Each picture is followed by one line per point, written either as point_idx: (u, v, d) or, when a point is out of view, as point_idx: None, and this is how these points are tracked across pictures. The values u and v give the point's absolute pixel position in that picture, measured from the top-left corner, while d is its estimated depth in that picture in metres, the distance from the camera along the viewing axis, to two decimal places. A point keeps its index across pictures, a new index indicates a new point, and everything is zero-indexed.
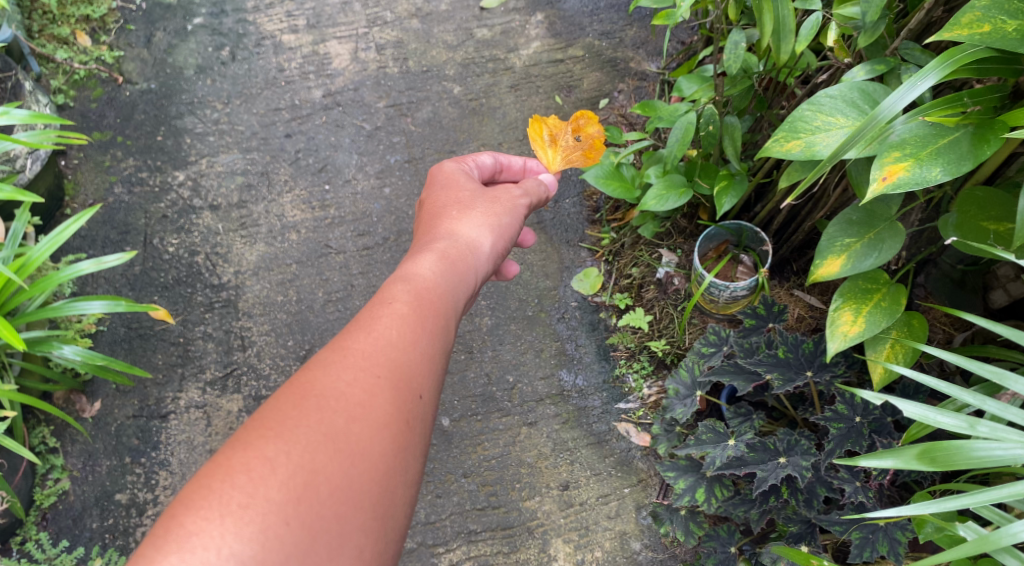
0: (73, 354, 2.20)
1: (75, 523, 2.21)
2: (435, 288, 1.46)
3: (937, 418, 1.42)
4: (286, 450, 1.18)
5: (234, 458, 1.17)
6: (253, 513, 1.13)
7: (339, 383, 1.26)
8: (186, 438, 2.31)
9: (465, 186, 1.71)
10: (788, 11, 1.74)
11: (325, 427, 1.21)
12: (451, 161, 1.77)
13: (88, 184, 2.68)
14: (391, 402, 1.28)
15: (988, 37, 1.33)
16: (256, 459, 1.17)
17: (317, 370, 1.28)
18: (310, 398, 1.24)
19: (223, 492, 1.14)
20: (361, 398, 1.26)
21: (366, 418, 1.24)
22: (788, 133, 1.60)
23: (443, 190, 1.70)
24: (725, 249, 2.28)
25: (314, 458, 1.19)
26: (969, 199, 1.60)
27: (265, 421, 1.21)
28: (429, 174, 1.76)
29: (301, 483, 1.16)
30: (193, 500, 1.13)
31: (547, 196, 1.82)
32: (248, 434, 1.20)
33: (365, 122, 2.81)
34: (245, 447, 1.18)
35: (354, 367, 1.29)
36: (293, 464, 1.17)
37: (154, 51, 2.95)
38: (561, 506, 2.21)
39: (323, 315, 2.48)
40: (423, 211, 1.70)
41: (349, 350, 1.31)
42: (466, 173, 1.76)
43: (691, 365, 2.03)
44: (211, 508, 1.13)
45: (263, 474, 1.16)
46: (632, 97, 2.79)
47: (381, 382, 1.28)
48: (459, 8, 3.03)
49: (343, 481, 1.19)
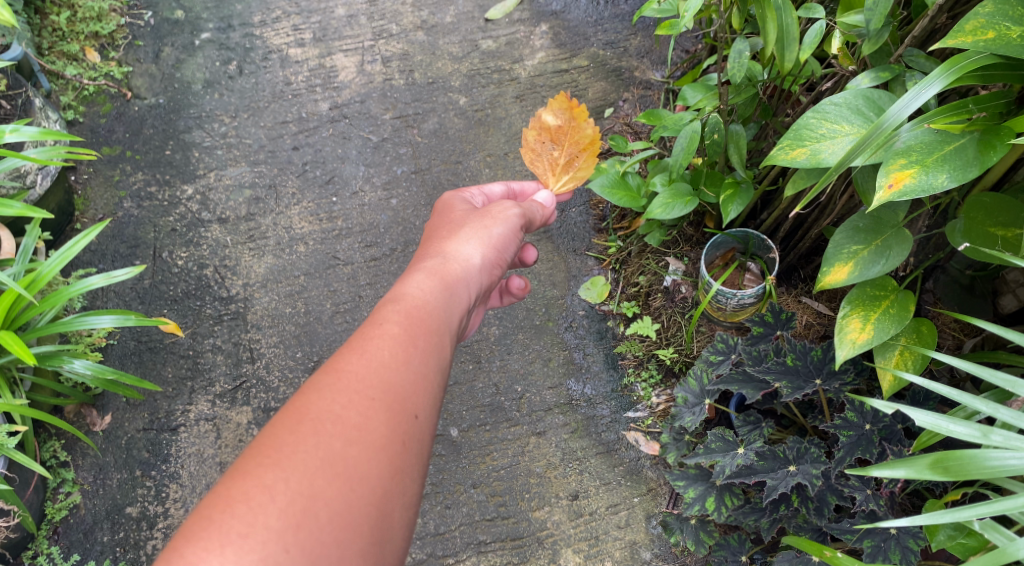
0: (84, 368, 2.21)
1: (85, 536, 2.22)
2: (426, 305, 1.45)
3: (949, 426, 1.41)
4: (283, 477, 1.19)
5: (232, 488, 1.17)
6: (253, 542, 1.14)
7: (333, 406, 1.26)
8: (197, 450, 2.32)
9: (460, 210, 1.75)
10: (792, 20, 1.74)
11: (322, 451, 1.22)
12: (453, 191, 1.82)
13: (98, 199, 2.70)
14: (386, 424, 1.27)
15: (992, 44, 1.33)
16: (254, 487, 1.17)
17: (310, 394, 1.28)
18: (305, 422, 1.24)
19: (223, 522, 1.15)
20: (356, 421, 1.26)
21: (362, 441, 1.25)
22: (793, 141, 1.59)
23: (441, 216, 1.74)
24: (732, 257, 2.29)
25: (312, 483, 1.19)
26: (976, 205, 1.60)
27: (261, 448, 1.22)
28: (430, 206, 1.81)
29: (299, 509, 1.17)
30: (193, 533, 1.14)
31: (542, 217, 1.83)
32: (246, 462, 1.20)
33: (371, 134, 2.82)
34: (242, 476, 1.18)
35: (348, 390, 1.29)
36: (292, 491, 1.18)
37: (163, 66, 2.98)
38: (571, 516, 2.20)
39: (331, 326, 2.49)
40: (423, 236, 1.72)
41: (341, 373, 1.30)
42: (465, 199, 1.80)
43: (700, 373, 2.03)
44: (211, 539, 1.14)
45: (262, 502, 1.17)
46: (637, 106, 2.80)
47: (375, 404, 1.28)
48: (464, 20, 3.04)
49: (340, 505, 1.19)
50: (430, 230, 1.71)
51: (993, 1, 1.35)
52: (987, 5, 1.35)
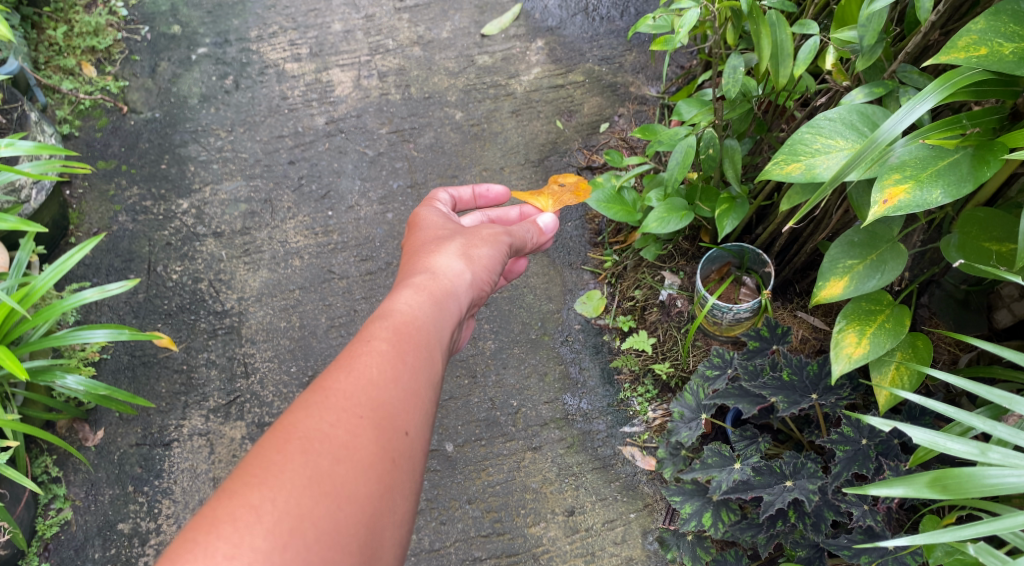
0: (76, 384, 2.19)
1: (76, 553, 2.20)
2: (415, 321, 1.45)
3: (946, 444, 1.40)
4: (271, 497, 1.17)
5: (218, 509, 1.16)
6: (241, 563, 1.12)
7: (321, 425, 1.25)
8: (190, 466, 2.31)
9: (443, 226, 1.74)
10: (786, 35, 1.76)
11: (310, 470, 1.21)
12: (424, 206, 1.82)
13: (93, 213, 2.70)
14: (375, 442, 1.27)
15: (985, 60, 1.34)
16: (241, 508, 1.16)
17: (298, 412, 1.27)
18: (293, 441, 1.23)
19: (210, 543, 1.13)
20: (344, 439, 1.25)
21: (350, 459, 1.24)
22: (788, 156, 1.60)
23: (424, 230, 1.73)
24: (728, 271, 2.28)
25: (300, 503, 1.18)
26: (970, 220, 1.61)
27: (248, 468, 1.20)
28: (408, 220, 1.80)
29: (288, 529, 1.16)
30: (178, 554, 1.12)
31: (534, 241, 1.84)
32: (233, 482, 1.19)
33: (367, 148, 2.83)
34: (228, 497, 1.17)
35: (337, 408, 1.28)
36: (279, 511, 1.17)
37: (159, 81, 2.98)
38: (567, 532, 2.19)
39: (326, 340, 2.48)
40: (406, 251, 1.71)
41: (330, 392, 1.29)
42: (443, 215, 1.79)
43: (695, 389, 2.02)
44: (197, 561, 1.12)
45: (250, 522, 1.15)
46: (633, 121, 2.81)
47: (363, 422, 1.28)
48: (460, 36, 3.06)
49: (329, 525, 1.18)
50: (414, 244, 1.70)
51: (985, 18, 1.36)
52: (980, 21, 1.36)
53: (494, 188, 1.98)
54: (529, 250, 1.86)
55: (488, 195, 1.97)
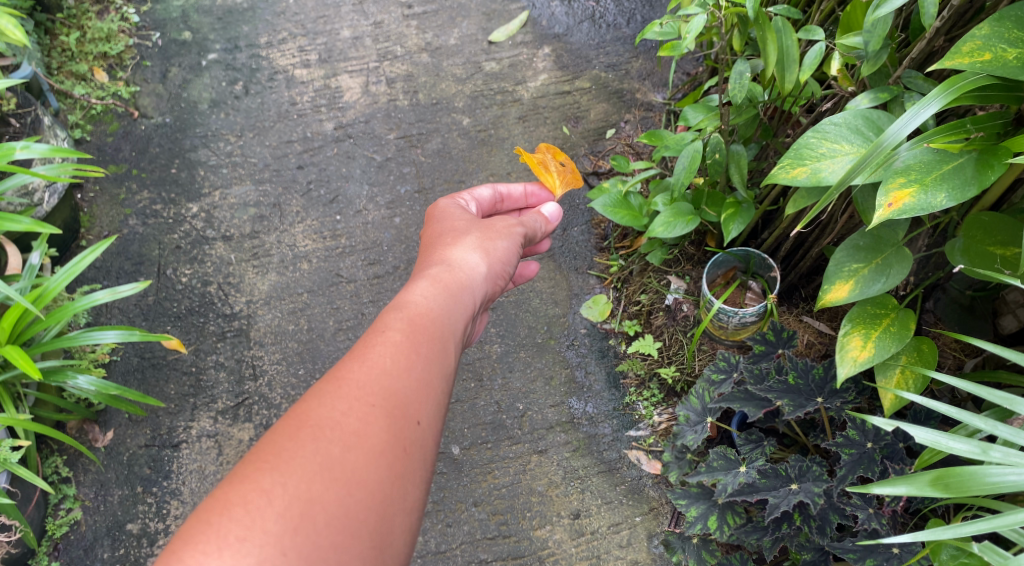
0: (87, 384, 2.21)
1: (85, 553, 2.21)
2: (430, 313, 1.47)
3: (948, 443, 1.41)
4: (282, 482, 1.19)
5: (231, 492, 1.17)
6: (251, 545, 1.14)
7: (334, 413, 1.27)
8: (198, 467, 2.32)
9: (460, 218, 1.75)
10: (792, 41, 1.78)
11: (321, 457, 1.22)
12: (447, 198, 1.82)
13: (103, 217, 2.72)
14: (386, 430, 1.28)
15: (989, 65, 1.35)
16: (253, 491, 1.18)
17: (311, 400, 1.29)
18: (305, 428, 1.25)
19: (222, 526, 1.15)
20: (355, 427, 1.27)
21: (362, 447, 1.25)
22: (793, 160, 1.62)
23: (440, 222, 1.74)
24: (733, 276, 2.30)
25: (311, 488, 1.20)
26: (975, 224, 1.62)
27: (260, 454, 1.22)
28: (426, 213, 1.81)
29: (298, 513, 1.17)
30: (191, 535, 1.14)
31: (544, 228, 1.87)
32: (245, 466, 1.21)
33: (375, 153, 2.85)
34: (240, 481, 1.19)
35: (349, 397, 1.29)
36: (290, 495, 1.18)
37: (169, 86, 3.01)
38: (572, 535, 2.20)
39: (333, 343, 2.50)
40: (422, 242, 1.72)
41: (344, 381, 1.31)
42: (461, 207, 1.80)
43: (701, 392, 2.03)
44: (209, 542, 1.13)
45: (261, 506, 1.17)
46: (638, 127, 2.83)
47: (375, 410, 1.29)
48: (468, 43, 3.08)
49: (338, 510, 1.20)
50: (429, 237, 1.72)
51: (989, 23, 1.38)
52: (984, 27, 1.38)
53: (516, 188, 1.96)
54: (536, 240, 1.87)
55: (511, 195, 1.95)
